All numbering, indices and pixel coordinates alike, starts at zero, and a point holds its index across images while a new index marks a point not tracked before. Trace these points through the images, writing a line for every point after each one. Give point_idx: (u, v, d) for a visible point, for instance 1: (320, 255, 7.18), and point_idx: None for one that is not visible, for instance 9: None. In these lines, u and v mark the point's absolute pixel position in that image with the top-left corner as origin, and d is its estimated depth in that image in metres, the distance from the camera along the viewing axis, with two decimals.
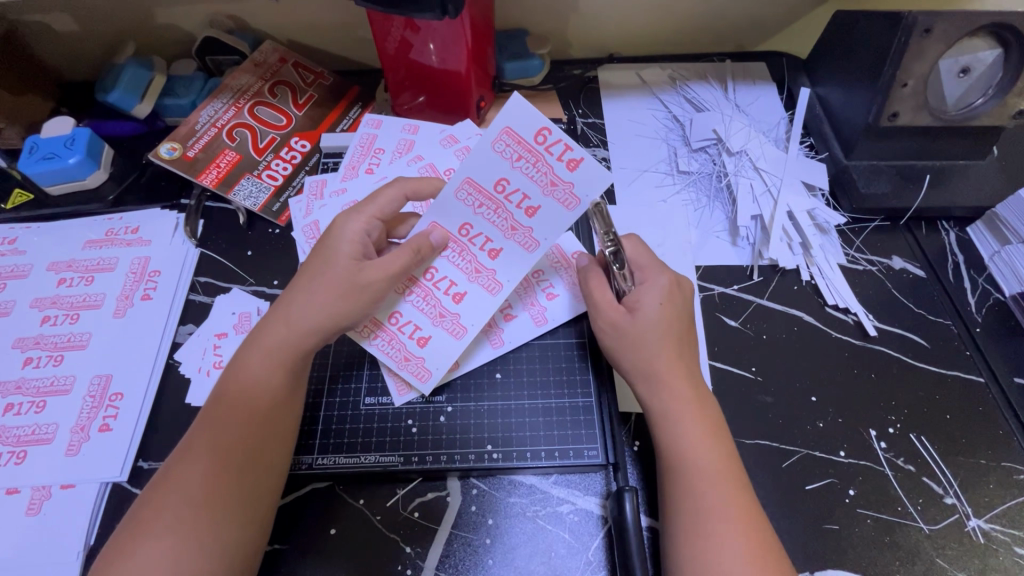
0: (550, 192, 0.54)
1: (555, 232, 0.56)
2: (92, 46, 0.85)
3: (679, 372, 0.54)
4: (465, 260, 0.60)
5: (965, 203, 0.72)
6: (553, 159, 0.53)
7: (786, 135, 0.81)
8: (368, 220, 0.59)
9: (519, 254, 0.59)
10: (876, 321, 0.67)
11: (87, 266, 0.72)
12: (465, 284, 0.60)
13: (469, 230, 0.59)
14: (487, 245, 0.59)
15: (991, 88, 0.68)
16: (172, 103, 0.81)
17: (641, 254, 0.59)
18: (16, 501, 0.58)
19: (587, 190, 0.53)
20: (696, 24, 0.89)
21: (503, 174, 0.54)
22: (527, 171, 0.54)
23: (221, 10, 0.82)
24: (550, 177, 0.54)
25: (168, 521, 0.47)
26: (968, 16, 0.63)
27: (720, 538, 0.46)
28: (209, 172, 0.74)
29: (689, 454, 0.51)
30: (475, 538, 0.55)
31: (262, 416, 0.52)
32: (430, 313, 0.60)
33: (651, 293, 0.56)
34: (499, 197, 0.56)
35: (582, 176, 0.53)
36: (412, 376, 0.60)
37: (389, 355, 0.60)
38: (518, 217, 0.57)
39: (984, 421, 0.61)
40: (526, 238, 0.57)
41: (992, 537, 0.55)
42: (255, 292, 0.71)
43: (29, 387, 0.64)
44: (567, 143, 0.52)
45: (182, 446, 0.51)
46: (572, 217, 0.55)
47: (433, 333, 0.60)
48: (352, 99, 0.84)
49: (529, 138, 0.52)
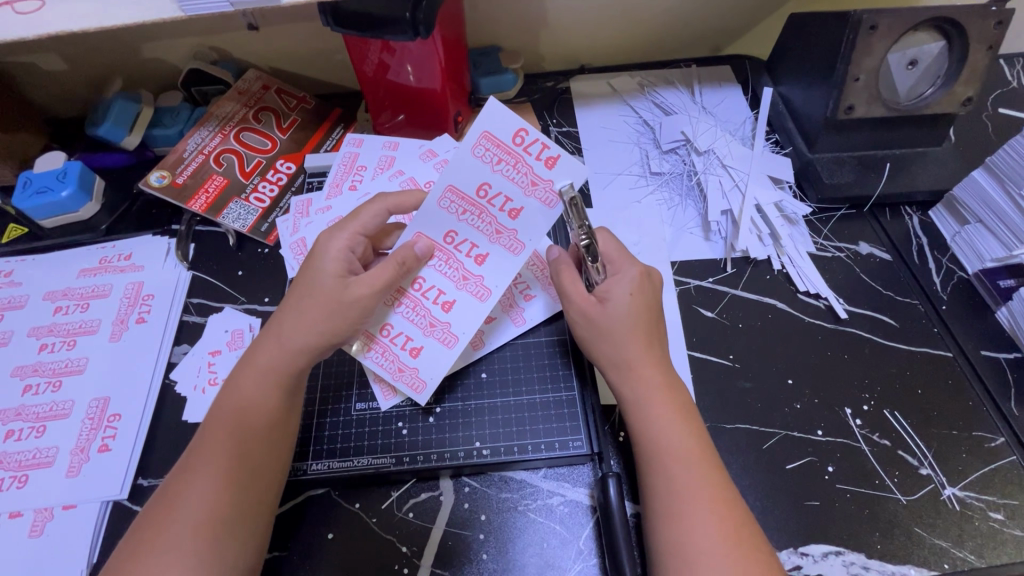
0: (531, 192, 0.57)
1: (538, 232, 0.59)
2: (81, 83, 0.89)
3: (651, 360, 0.56)
4: (452, 268, 0.62)
5: (924, 188, 0.75)
6: (531, 158, 0.55)
7: (752, 133, 0.85)
8: (352, 235, 0.61)
9: (506, 257, 0.61)
10: (847, 304, 0.70)
11: (83, 293, 0.74)
12: (453, 293, 0.62)
13: (454, 236, 0.61)
14: (473, 251, 0.62)
15: (939, 77, 0.72)
16: (160, 133, 0.84)
17: (610, 246, 0.62)
18: (19, 524, 0.59)
19: (566, 185, 0.56)
20: (660, 32, 0.93)
21: (485, 179, 0.57)
22: (508, 173, 0.56)
23: (204, 43, 0.86)
24: (530, 177, 0.56)
25: (171, 538, 0.48)
26: (910, 12, 0.67)
27: (694, 516, 0.49)
28: (198, 198, 0.77)
29: (663, 438, 0.53)
30: (469, 534, 0.57)
31: (261, 429, 0.53)
32: (421, 324, 0.62)
33: (623, 284, 0.58)
34: (483, 202, 0.58)
35: (561, 172, 0.56)
36: (407, 387, 0.62)
37: (384, 367, 0.62)
38: (502, 220, 0.59)
39: (955, 393, 0.63)
40: (512, 241, 0.60)
41: (967, 505, 0.57)
42: (246, 310, 0.73)
43: (28, 413, 0.66)
44: (544, 142, 0.55)
45: (181, 465, 0.52)
46: (554, 214, 0.58)
47: (424, 344, 0.62)
48: (334, 120, 0.88)
49: (507, 140, 0.55)
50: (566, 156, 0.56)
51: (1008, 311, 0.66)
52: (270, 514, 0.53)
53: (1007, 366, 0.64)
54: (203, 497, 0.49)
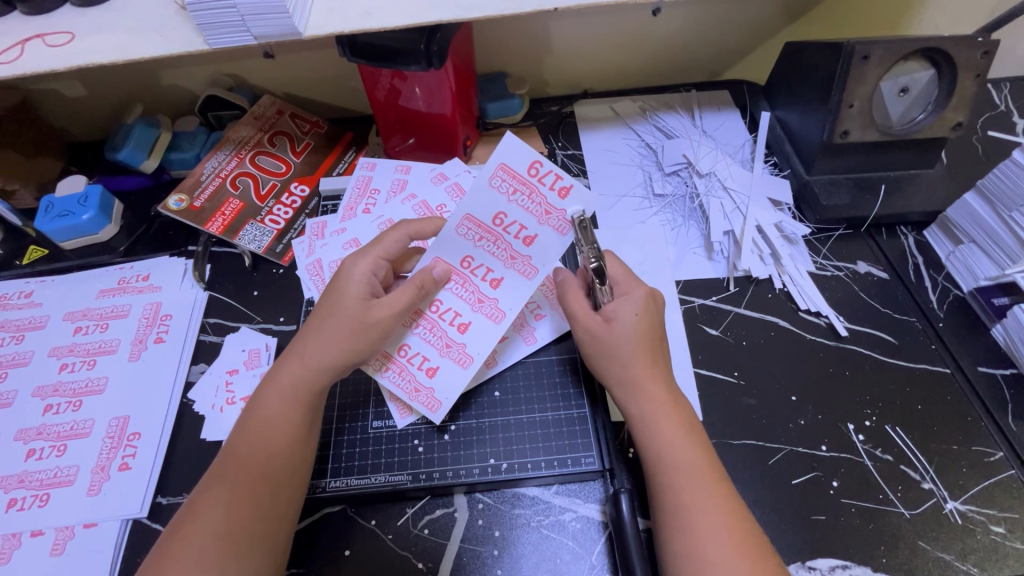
0: (545, 221, 0.60)
1: (552, 258, 0.61)
2: (100, 109, 0.91)
3: (658, 377, 0.58)
4: (468, 291, 0.64)
5: (919, 208, 0.77)
6: (545, 189, 0.58)
7: (751, 155, 0.87)
8: (374, 260, 0.63)
9: (520, 281, 0.64)
10: (846, 322, 0.72)
11: (102, 314, 0.76)
12: (469, 315, 0.65)
13: (470, 262, 0.63)
14: (488, 276, 0.64)
15: (930, 103, 0.75)
16: (178, 157, 0.86)
17: (617, 269, 0.64)
18: (40, 542, 0.60)
19: (578, 214, 0.59)
20: (661, 59, 0.96)
21: (501, 209, 0.60)
22: (523, 203, 0.59)
23: (221, 70, 0.89)
24: (544, 207, 0.59)
25: (195, 552, 0.49)
26: (900, 43, 0.70)
27: (702, 529, 0.50)
28: (215, 220, 0.79)
29: (667, 455, 0.54)
30: (483, 550, 0.58)
31: (282, 446, 0.55)
32: (437, 344, 0.64)
33: (629, 305, 0.60)
34: (498, 230, 0.61)
35: (573, 202, 0.58)
36: (422, 407, 0.63)
37: (401, 387, 0.64)
38: (516, 247, 0.62)
39: (953, 409, 0.65)
40: (525, 266, 0.63)
41: (969, 518, 0.58)
42: (262, 329, 0.75)
43: (49, 432, 0.67)
44: (558, 174, 0.58)
45: (205, 481, 0.54)
46: (567, 241, 0.60)
47: (440, 364, 0.64)
48: (346, 144, 0.90)
49: (523, 172, 0.58)
50: (579, 186, 0.58)
51: (1003, 328, 0.68)
52: (291, 530, 0.54)
53: (1004, 381, 0.66)
54: (225, 512, 0.51)
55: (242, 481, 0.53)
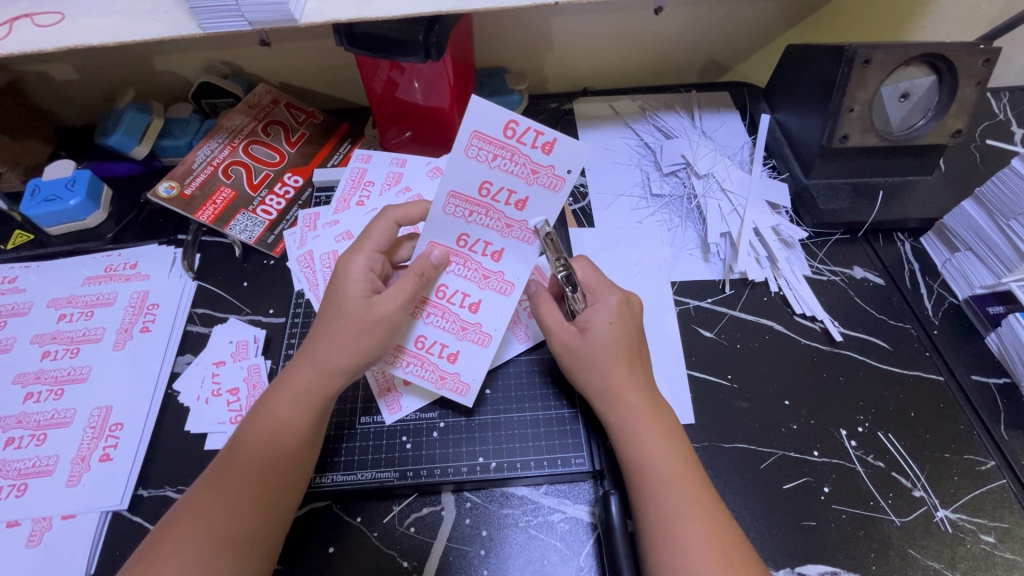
0: (534, 181, 0.55)
1: (548, 218, 0.58)
2: (91, 93, 0.90)
3: (636, 384, 0.57)
4: (471, 269, 0.62)
5: (916, 215, 0.77)
6: (527, 148, 0.53)
7: (750, 157, 0.87)
8: (368, 255, 0.61)
9: (521, 248, 0.61)
10: (841, 327, 0.72)
11: (87, 301, 0.74)
12: (477, 293, 0.63)
13: (467, 239, 0.61)
14: (488, 250, 0.61)
15: (931, 109, 0.75)
16: (170, 144, 0.85)
17: (589, 274, 0.63)
18: (16, 533, 0.59)
19: (568, 167, 0.54)
20: (662, 58, 0.96)
21: (484, 178, 0.55)
22: (507, 168, 0.54)
23: (217, 57, 0.87)
24: (529, 166, 0.54)
25: (183, 554, 0.48)
26: (901, 48, 0.70)
27: (686, 541, 0.49)
28: (205, 209, 0.78)
29: (648, 460, 0.54)
30: (470, 550, 0.57)
31: (276, 446, 0.54)
32: (452, 329, 0.63)
33: (603, 313, 0.59)
34: (487, 200, 0.57)
35: (560, 156, 0.53)
36: (452, 392, 0.63)
37: (425, 377, 0.63)
38: (510, 214, 0.58)
39: (946, 416, 0.65)
40: (523, 232, 0.59)
41: (959, 527, 0.58)
42: (251, 321, 0.74)
43: (29, 421, 0.65)
44: (537, 129, 0.52)
45: (200, 484, 0.52)
46: (562, 197, 0.56)
47: (460, 348, 0.63)
48: (341, 135, 0.89)
49: (499, 135, 0.53)
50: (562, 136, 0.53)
51: (997, 337, 0.68)
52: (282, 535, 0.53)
53: (997, 391, 0.66)
54: (221, 516, 0.50)
55: (237, 483, 0.51)
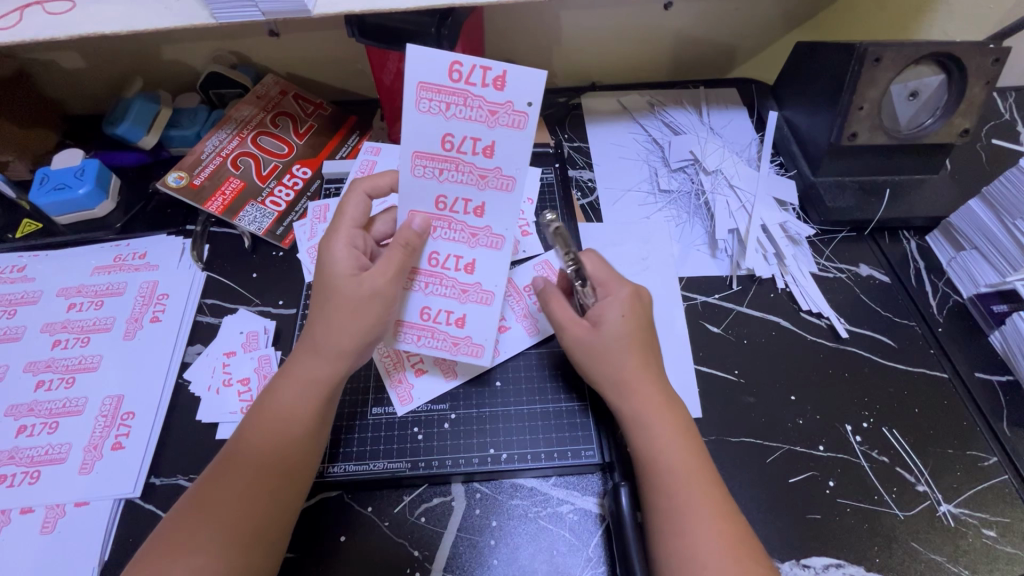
0: (495, 122, 0.53)
1: (522, 162, 0.55)
2: (99, 82, 0.89)
3: (647, 377, 0.58)
4: (457, 230, 0.59)
5: (922, 214, 0.78)
6: (478, 88, 0.52)
7: (758, 154, 0.87)
8: (348, 232, 0.60)
9: (501, 198, 0.57)
10: (847, 324, 0.72)
11: (97, 290, 0.74)
12: (470, 253, 0.61)
13: (445, 201, 0.58)
14: (469, 207, 0.58)
15: (939, 109, 0.75)
16: (178, 134, 0.85)
17: (600, 268, 0.62)
18: (30, 520, 0.59)
19: (526, 99, 0.52)
20: (671, 54, 0.96)
21: (445, 130, 0.54)
22: (463, 115, 0.53)
23: (225, 47, 0.87)
24: (486, 108, 0.53)
25: (200, 542, 0.48)
26: (912, 47, 0.70)
27: (695, 533, 0.50)
28: (215, 200, 0.78)
29: (658, 454, 0.54)
30: (480, 539, 0.58)
31: (290, 436, 0.54)
32: (454, 294, 0.62)
33: (615, 306, 0.60)
34: (453, 154, 0.55)
35: (513, 89, 0.52)
36: (468, 355, 0.64)
37: (439, 346, 0.64)
38: (481, 163, 0.55)
39: (950, 413, 0.65)
40: (499, 179, 0.56)
41: (961, 521, 0.59)
42: (261, 312, 0.74)
43: (41, 409, 0.66)
44: (482, 66, 0.51)
45: (211, 475, 0.52)
46: (528, 132, 0.53)
47: (466, 311, 0.63)
48: (350, 127, 0.89)
49: (445, 81, 0.52)
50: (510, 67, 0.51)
51: (1001, 335, 0.68)
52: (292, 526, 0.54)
53: (1000, 388, 0.67)
54: (236, 508, 0.50)
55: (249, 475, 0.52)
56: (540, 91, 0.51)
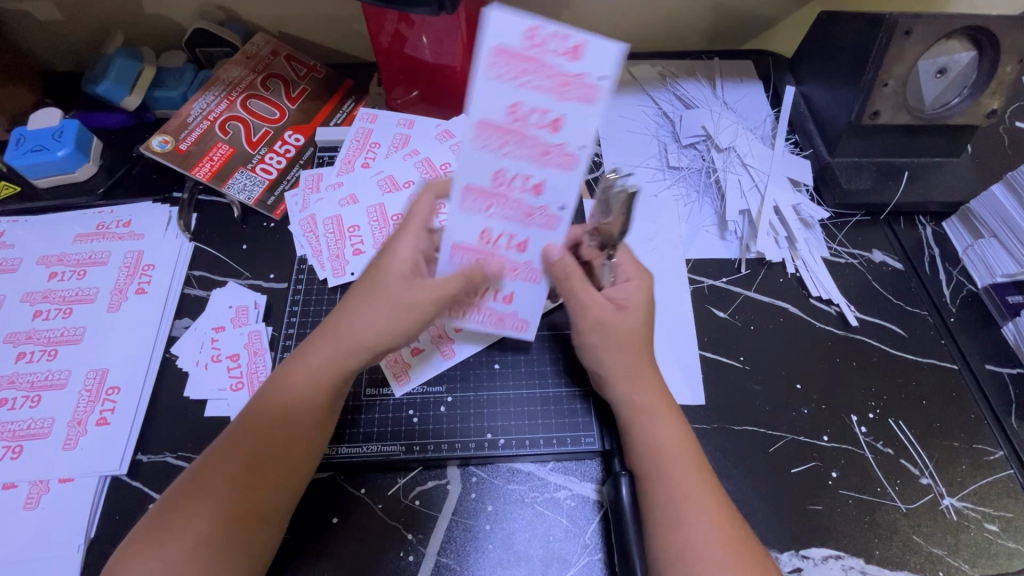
0: (566, 95, 0.44)
1: (591, 140, 0.46)
2: (75, 36, 0.83)
3: (634, 367, 0.56)
4: (511, 208, 0.50)
5: (941, 198, 0.74)
6: (555, 58, 0.42)
7: (772, 132, 0.83)
8: (416, 236, 0.56)
9: (563, 178, 0.48)
10: (857, 312, 0.70)
11: (79, 260, 0.71)
12: (522, 233, 0.52)
13: (503, 176, 0.48)
14: (528, 184, 0.48)
15: (966, 87, 0.71)
16: (163, 95, 0.80)
17: (625, 255, 0.61)
18: (13, 495, 0.58)
19: (605, 73, 0.43)
20: (686, 22, 0.90)
21: (512, 100, 0.44)
22: (533, 85, 0.43)
23: (212, 2, 0.81)
24: (559, 78, 0.43)
25: (187, 531, 0.46)
26: (945, 19, 0.65)
27: (692, 524, 0.49)
28: (202, 166, 0.74)
29: (652, 445, 0.53)
30: (475, 524, 0.57)
31: (289, 417, 0.53)
32: (500, 274, 0.56)
33: (633, 292, 0.58)
34: (518, 125, 0.45)
35: (593, 59, 0.43)
36: (513, 331, 0.62)
37: (484, 322, 0.61)
38: (546, 139, 0.46)
39: (957, 405, 0.64)
40: (564, 158, 0.47)
41: (964, 515, 0.58)
42: (250, 286, 0.71)
43: (22, 381, 0.64)
44: (561, 32, 0.42)
45: (208, 456, 0.51)
46: (603, 110, 0.44)
47: (513, 287, 0.58)
48: (345, 92, 0.84)
49: (520, 45, 0.42)
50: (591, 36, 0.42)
51: (1014, 327, 0.66)
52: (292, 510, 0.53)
53: (1010, 380, 0.65)
54: (236, 493, 0.49)
55: (254, 461, 0.50)
56: (620, 64, 0.43)
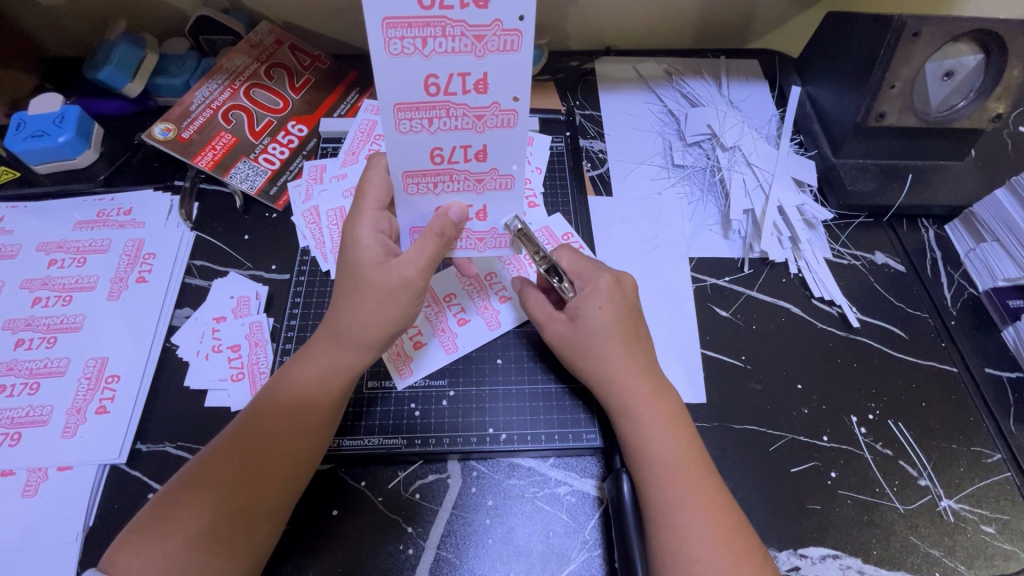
0: (484, 49, 0.44)
1: (522, 87, 0.46)
2: (75, 22, 0.82)
3: (635, 368, 0.56)
4: (461, 180, 0.53)
5: (944, 201, 0.75)
6: (457, 11, 0.41)
7: (777, 132, 0.83)
8: (372, 214, 0.57)
9: (503, 136, 0.50)
10: (859, 313, 0.70)
11: (79, 247, 0.71)
12: (480, 200, 0.56)
13: (442, 152, 0.50)
14: (470, 153, 0.51)
15: (972, 91, 0.71)
16: (165, 83, 0.79)
17: (575, 262, 0.63)
18: (11, 483, 0.57)
19: (517, 14, 0.42)
20: (694, 20, 0.90)
21: (426, 71, 0.45)
22: (444, 48, 0.43)
23: None
24: (470, 34, 0.43)
25: (187, 525, 0.46)
26: (954, 22, 0.65)
27: (687, 524, 0.49)
28: (204, 155, 0.73)
29: (652, 442, 0.53)
30: (474, 518, 0.57)
31: (294, 413, 0.53)
32: (472, 244, 0.60)
33: (593, 298, 0.59)
34: (440, 97, 0.46)
35: (500, 4, 0.41)
36: (497, 248, 0.61)
37: (466, 246, 0.60)
38: (474, 102, 0.47)
39: (956, 408, 0.64)
40: (499, 114, 0.48)
41: (961, 516, 0.59)
42: (252, 276, 0.71)
43: (21, 367, 0.63)
44: None
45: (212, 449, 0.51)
46: (525, 53, 0.44)
47: (485, 201, 0.56)
48: (350, 83, 0.83)
49: (415, 11, 0.41)
50: None
51: (1015, 331, 0.67)
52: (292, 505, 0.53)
53: (1008, 384, 0.65)
54: (238, 487, 0.49)
55: (257, 454, 0.50)
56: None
